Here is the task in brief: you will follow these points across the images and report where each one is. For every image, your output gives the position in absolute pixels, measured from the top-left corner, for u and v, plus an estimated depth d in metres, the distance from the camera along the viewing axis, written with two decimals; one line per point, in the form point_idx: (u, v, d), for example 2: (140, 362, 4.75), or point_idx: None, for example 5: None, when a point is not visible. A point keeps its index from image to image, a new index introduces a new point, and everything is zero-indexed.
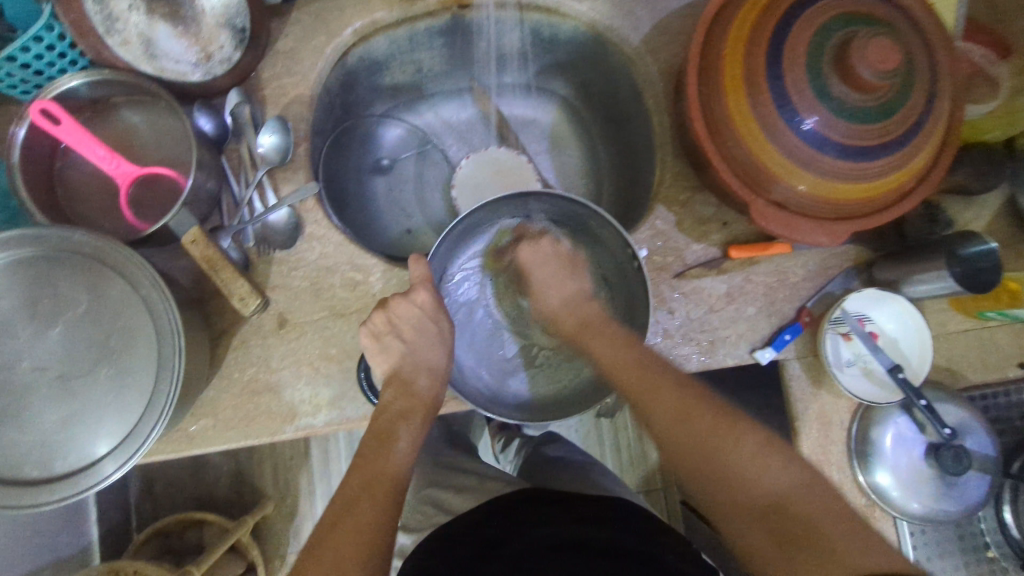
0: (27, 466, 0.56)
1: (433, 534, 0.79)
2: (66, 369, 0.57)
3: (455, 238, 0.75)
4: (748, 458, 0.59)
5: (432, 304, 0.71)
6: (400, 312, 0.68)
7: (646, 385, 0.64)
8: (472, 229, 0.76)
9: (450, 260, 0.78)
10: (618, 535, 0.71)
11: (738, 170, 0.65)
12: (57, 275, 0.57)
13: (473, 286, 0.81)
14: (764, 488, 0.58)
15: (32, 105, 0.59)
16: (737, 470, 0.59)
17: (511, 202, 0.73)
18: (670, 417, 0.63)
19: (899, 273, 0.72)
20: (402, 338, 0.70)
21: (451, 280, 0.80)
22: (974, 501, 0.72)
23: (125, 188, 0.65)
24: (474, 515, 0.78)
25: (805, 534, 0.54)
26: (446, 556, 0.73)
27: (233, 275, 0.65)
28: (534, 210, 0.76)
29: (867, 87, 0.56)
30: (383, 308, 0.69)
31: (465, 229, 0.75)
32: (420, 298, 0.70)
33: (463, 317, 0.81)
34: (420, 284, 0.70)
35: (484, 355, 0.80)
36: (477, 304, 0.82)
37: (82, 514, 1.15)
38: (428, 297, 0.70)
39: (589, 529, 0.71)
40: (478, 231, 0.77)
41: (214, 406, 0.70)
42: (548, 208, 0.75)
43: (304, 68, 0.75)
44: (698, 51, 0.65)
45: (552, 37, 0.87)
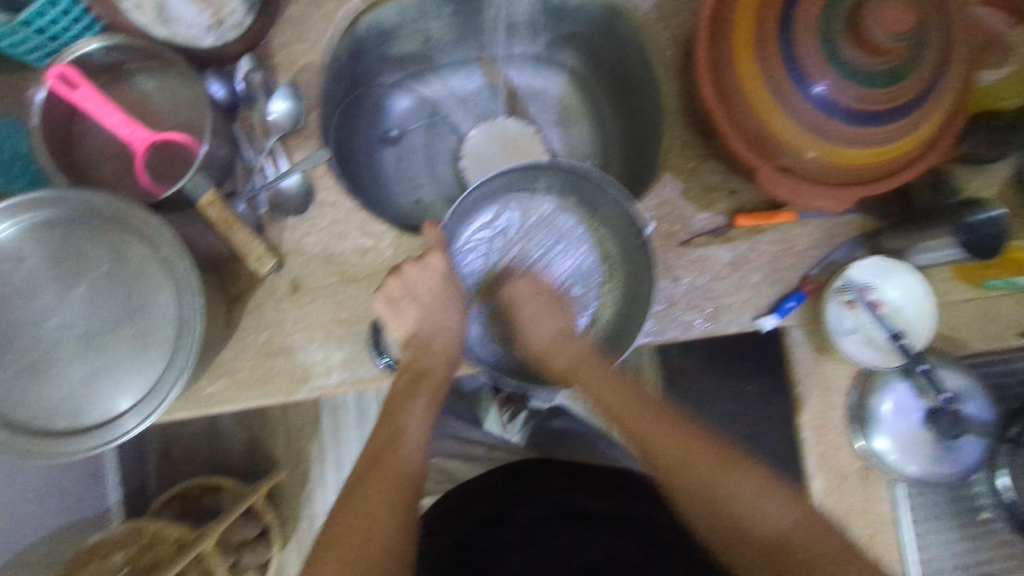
0: (56, 418, 0.59)
1: (440, 499, 0.83)
2: (90, 327, 0.60)
3: (468, 204, 0.77)
4: (750, 499, 0.65)
5: (445, 268, 0.72)
6: (411, 276, 0.70)
7: (647, 419, 0.70)
8: (483, 197, 0.78)
9: (461, 230, 0.79)
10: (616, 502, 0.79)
11: (746, 136, 0.66)
12: (79, 236, 0.59)
13: (483, 257, 0.82)
14: (770, 526, 0.64)
15: (50, 70, 0.62)
16: (740, 511, 0.65)
17: (515, 170, 0.76)
18: (669, 446, 0.69)
19: (904, 241, 0.72)
20: (418, 303, 0.71)
21: (461, 250, 0.81)
22: (968, 465, 0.73)
23: (141, 154, 0.67)
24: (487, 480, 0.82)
25: (803, 560, 0.62)
26: (461, 517, 0.80)
27: (247, 235, 0.67)
28: (542, 180, 0.79)
29: (877, 50, 0.56)
30: (395, 274, 0.70)
31: (477, 196, 0.77)
32: (432, 263, 0.71)
33: (472, 287, 0.82)
34: (433, 249, 0.71)
35: (490, 326, 0.81)
36: (485, 276, 0.82)
37: (103, 477, 1.19)
38: (441, 261, 0.72)
39: (598, 504, 0.78)
40: (487, 199, 0.79)
41: (230, 367, 0.72)
42: (555, 178, 0.78)
43: (313, 35, 0.75)
44: (709, 16, 0.65)
45: (561, 5, 0.86)
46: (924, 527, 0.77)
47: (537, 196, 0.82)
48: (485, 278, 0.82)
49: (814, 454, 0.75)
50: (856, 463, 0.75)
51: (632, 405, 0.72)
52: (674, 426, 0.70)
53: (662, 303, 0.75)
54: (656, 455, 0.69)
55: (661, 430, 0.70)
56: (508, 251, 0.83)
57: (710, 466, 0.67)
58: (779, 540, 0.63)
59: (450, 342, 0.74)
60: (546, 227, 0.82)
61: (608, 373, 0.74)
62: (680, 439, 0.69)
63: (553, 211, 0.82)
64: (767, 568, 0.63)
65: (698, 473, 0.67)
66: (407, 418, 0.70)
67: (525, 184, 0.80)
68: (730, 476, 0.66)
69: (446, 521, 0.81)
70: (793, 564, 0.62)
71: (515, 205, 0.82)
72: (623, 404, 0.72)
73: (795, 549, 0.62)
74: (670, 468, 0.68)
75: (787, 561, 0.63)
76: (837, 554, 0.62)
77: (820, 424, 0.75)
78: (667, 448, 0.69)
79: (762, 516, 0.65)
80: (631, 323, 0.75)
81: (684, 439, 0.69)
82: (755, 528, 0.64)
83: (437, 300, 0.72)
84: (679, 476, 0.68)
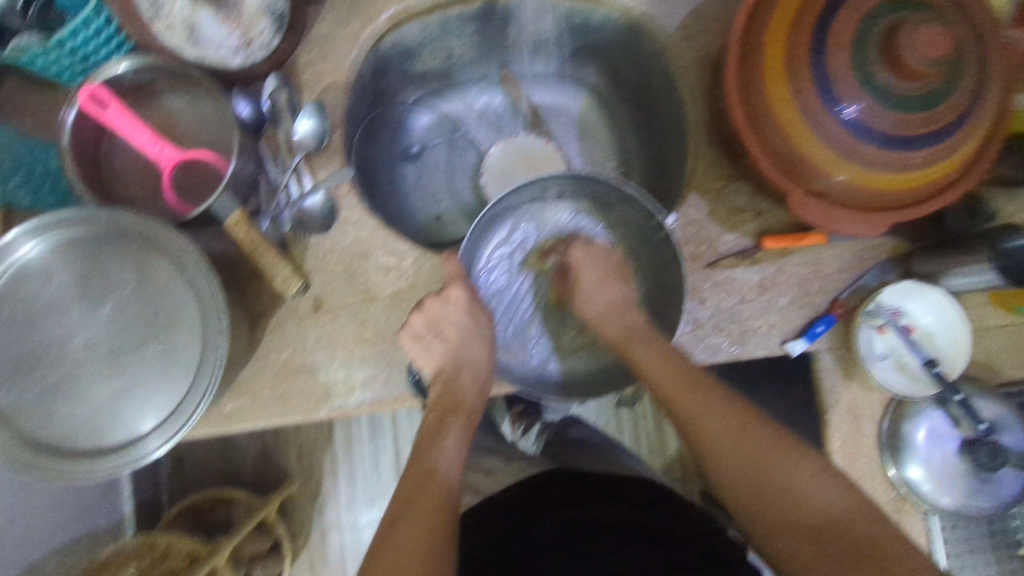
0: (79, 438, 0.58)
1: (468, 514, 0.87)
2: (114, 347, 0.59)
3: (481, 226, 0.75)
4: (808, 478, 0.61)
5: (465, 300, 0.73)
6: (435, 311, 0.71)
7: (698, 395, 0.66)
8: (495, 216, 0.77)
9: (477, 251, 0.78)
10: (634, 509, 0.77)
11: (775, 160, 0.64)
12: (106, 255, 0.59)
13: (505, 272, 0.81)
14: (826, 509, 0.60)
15: (82, 88, 0.63)
16: (800, 487, 0.61)
17: (526, 187, 0.75)
18: (722, 429, 0.65)
19: (939, 266, 0.70)
20: (441, 335, 0.72)
21: (480, 271, 0.80)
22: (1008, 498, 0.71)
23: (168, 172, 0.68)
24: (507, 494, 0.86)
25: (871, 555, 0.57)
26: (485, 527, 0.82)
27: (275, 258, 0.66)
28: (551, 189, 0.78)
29: (914, 74, 0.54)
30: (420, 309, 0.71)
31: (489, 216, 0.76)
32: (453, 295, 0.72)
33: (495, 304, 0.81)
34: (454, 281, 0.72)
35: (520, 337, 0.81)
36: (507, 289, 0.82)
37: (118, 489, 1.19)
38: (461, 292, 0.72)
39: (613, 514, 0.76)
40: (499, 217, 0.78)
41: (251, 385, 0.72)
42: (564, 185, 0.77)
43: (339, 55, 0.75)
44: (738, 38, 0.64)
45: (585, 23, 0.86)
46: (961, 561, 0.74)
47: (553, 205, 0.80)
48: (509, 291, 0.82)
49: (844, 484, 0.73)
50: (888, 494, 0.73)
51: (682, 377, 0.67)
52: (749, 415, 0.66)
53: (688, 325, 0.74)
54: (705, 433, 0.65)
55: (718, 415, 0.66)
56: (531, 264, 0.82)
57: (758, 444, 0.63)
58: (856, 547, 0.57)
59: (478, 372, 0.75)
60: (566, 233, 0.81)
61: (657, 346, 0.70)
62: (729, 417, 0.65)
63: (571, 216, 0.81)
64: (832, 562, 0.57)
65: (753, 442, 0.64)
66: (441, 441, 0.69)
67: (535, 195, 0.78)
68: (785, 458, 0.63)
69: (474, 533, 0.81)
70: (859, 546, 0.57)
71: (531, 217, 0.81)
72: (668, 370, 0.67)
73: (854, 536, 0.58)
74: (718, 443, 0.65)
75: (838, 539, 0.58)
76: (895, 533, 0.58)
77: (851, 453, 0.73)
78: (719, 434, 0.65)
79: (812, 515, 0.60)
80: (661, 331, 0.74)
81: (740, 414, 0.65)
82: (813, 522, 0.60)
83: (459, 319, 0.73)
84: (726, 460, 0.64)
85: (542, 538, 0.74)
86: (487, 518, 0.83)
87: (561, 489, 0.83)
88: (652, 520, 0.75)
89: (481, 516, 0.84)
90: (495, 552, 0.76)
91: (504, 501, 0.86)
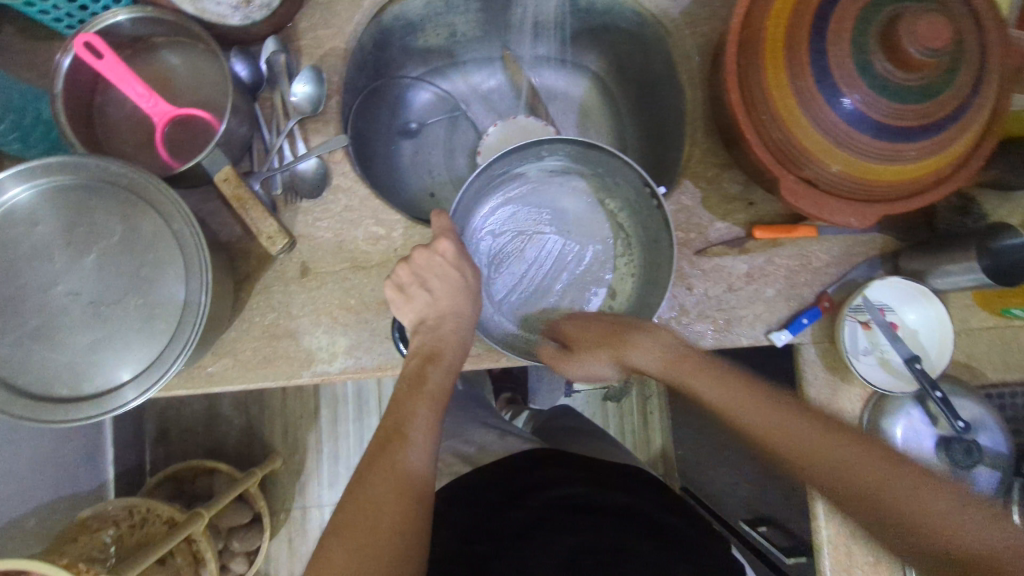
0: (57, 385, 0.58)
1: (446, 488, 0.84)
2: (98, 297, 0.59)
3: (475, 190, 0.74)
4: (860, 467, 0.52)
5: (453, 253, 0.70)
6: (421, 262, 0.69)
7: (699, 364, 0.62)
8: (490, 181, 0.76)
9: (471, 217, 0.78)
10: (608, 494, 0.77)
11: (770, 146, 0.64)
12: (93, 205, 0.59)
13: (499, 243, 0.81)
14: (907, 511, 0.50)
15: (76, 37, 0.60)
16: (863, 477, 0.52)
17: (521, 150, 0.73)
18: (716, 384, 0.61)
19: (928, 263, 0.71)
20: (429, 289, 0.70)
21: (474, 237, 0.80)
22: (981, 496, 0.71)
23: (162, 127, 0.67)
24: (487, 472, 0.85)
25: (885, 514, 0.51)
26: (463, 505, 0.80)
27: (262, 213, 0.65)
28: (547, 157, 0.77)
29: (913, 65, 0.54)
30: (406, 261, 0.70)
31: (484, 181, 0.75)
32: (442, 247, 0.70)
33: (488, 271, 0.81)
34: (443, 234, 0.70)
35: (512, 305, 0.80)
36: (499, 255, 0.81)
37: (100, 454, 1.19)
38: (450, 246, 0.70)
39: (598, 492, 0.77)
40: (494, 182, 0.77)
41: (233, 346, 0.71)
42: (561, 153, 0.76)
43: (340, 21, 0.75)
44: (739, 23, 0.64)
45: (589, 7, 0.86)
46: None
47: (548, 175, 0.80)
48: (501, 263, 0.81)
49: None
50: None
51: (674, 361, 0.63)
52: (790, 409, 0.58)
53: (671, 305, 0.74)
54: (751, 430, 0.58)
55: (742, 398, 0.59)
56: (524, 232, 0.81)
57: (836, 451, 0.54)
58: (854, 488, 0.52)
59: (460, 325, 0.71)
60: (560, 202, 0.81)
61: (650, 336, 0.66)
62: (737, 394, 0.60)
63: (567, 188, 0.81)
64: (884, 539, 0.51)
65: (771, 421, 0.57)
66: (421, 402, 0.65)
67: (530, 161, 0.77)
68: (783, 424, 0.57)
69: (451, 510, 0.79)
70: (885, 511, 0.51)
71: (527, 187, 0.81)
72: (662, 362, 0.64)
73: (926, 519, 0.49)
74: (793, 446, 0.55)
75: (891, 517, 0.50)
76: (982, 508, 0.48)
77: None
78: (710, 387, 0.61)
79: (883, 510, 0.51)
80: (653, 299, 0.73)
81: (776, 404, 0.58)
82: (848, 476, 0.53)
83: (449, 275, 0.71)
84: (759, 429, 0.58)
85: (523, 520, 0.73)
86: (466, 496, 0.81)
87: (544, 469, 0.83)
88: (635, 503, 0.76)
89: (459, 490, 0.83)
90: (479, 529, 0.74)
91: (485, 478, 0.84)
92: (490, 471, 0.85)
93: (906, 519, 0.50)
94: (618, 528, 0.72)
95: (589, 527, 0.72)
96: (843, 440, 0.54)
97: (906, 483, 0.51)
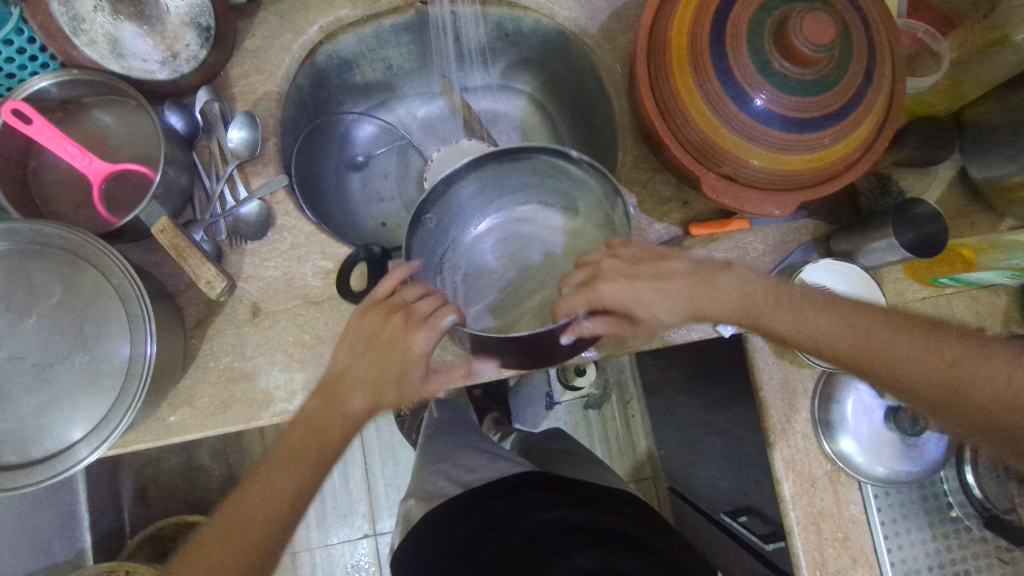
0: (5, 452, 0.58)
1: (427, 514, 0.79)
2: (42, 359, 0.59)
3: (474, 205, 0.80)
4: (849, 311, 0.61)
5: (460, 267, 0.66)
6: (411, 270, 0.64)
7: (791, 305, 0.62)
8: (490, 201, 0.81)
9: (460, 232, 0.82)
10: (593, 514, 0.76)
11: (688, 146, 0.67)
12: (32, 268, 0.59)
13: (476, 263, 0.84)
14: (900, 363, 0.59)
15: (3, 105, 0.61)
16: (867, 338, 0.60)
17: (510, 171, 0.75)
18: (788, 322, 0.62)
19: (856, 243, 0.73)
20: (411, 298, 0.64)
21: (456, 253, 0.83)
22: (933, 460, 0.74)
23: (99, 184, 0.68)
24: (465, 495, 0.80)
25: (971, 405, 0.57)
26: (447, 527, 0.76)
27: (201, 259, 0.65)
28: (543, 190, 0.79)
29: (807, 60, 0.58)
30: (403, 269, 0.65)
31: (486, 197, 0.80)
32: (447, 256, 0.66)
33: (460, 286, 0.83)
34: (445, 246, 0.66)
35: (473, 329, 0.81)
36: (476, 277, 0.83)
37: (75, 521, 1.15)
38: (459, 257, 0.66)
39: (591, 515, 0.76)
40: (490, 205, 0.82)
41: (191, 395, 0.71)
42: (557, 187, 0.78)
43: (272, 66, 0.77)
44: (646, 34, 0.68)
45: (516, 30, 0.89)
46: (895, 529, 0.75)
47: (546, 208, 0.84)
48: (475, 282, 0.83)
49: (782, 459, 0.75)
50: (823, 465, 0.75)
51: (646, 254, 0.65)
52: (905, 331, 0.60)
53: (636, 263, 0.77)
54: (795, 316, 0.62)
55: (822, 306, 0.62)
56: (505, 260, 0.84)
57: (951, 351, 0.58)
58: (848, 345, 0.60)
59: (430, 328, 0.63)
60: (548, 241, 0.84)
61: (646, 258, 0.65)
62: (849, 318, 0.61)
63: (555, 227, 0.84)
64: (948, 414, 0.58)
65: (851, 318, 0.61)
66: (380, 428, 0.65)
67: (528, 192, 0.81)
68: (827, 308, 0.62)
69: (434, 529, 0.77)
70: (952, 389, 0.58)
71: (519, 218, 0.84)
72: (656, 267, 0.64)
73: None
74: (815, 328, 0.61)
75: (959, 396, 0.57)
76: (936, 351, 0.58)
77: (785, 428, 0.75)
78: (814, 309, 0.62)
79: (838, 322, 0.61)
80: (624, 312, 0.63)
81: (827, 302, 0.62)
82: (899, 365, 0.59)
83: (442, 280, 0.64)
84: (906, 364, 0.59)
85: (513, 538, 0.72)
86: (449, 515, 0.77)
87: (534, 492, 0.79)
88: (626, 525, 0.75)
89: (444, 511, 0.78)
90: (471, 552, 0.72)
91: (470, 499, 0.79)
92: (476, 494, 0.79)
93: (879, 359, 0.60)
94: (600, 538, 0.72)
95: (570, 546, 0.70)
96: (949, 354, 0.58)
97: (886, 333, 0.60)
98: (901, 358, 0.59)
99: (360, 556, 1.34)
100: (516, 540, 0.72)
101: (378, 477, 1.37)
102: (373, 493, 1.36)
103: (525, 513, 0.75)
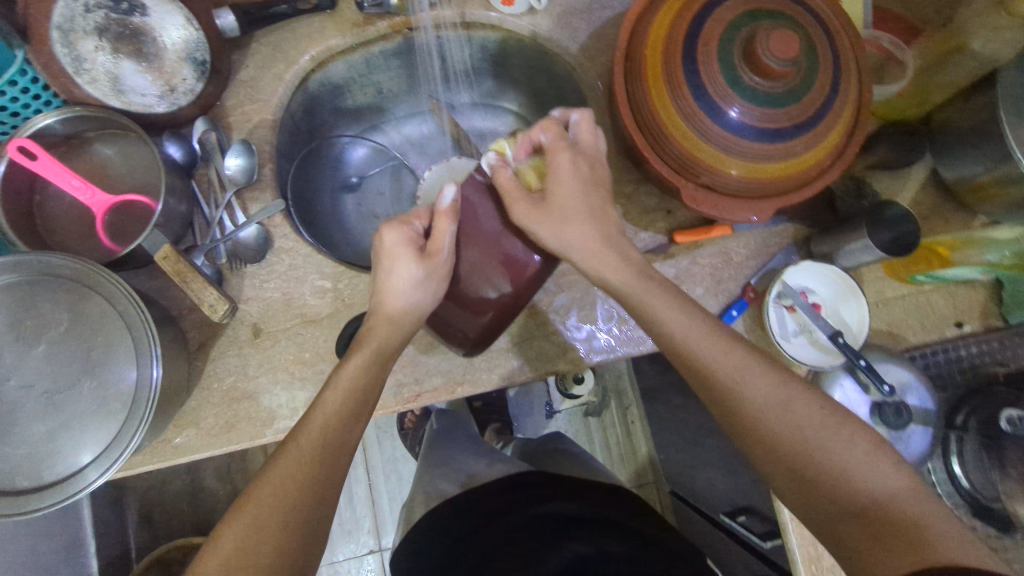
0: (17, 478, 0.60)
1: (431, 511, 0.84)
2: (51, 386, 0.61)
3: None
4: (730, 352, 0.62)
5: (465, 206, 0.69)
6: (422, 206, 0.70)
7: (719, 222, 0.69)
8: None
9: None
10: (596, 508, 0.77)
11: (668, 160, 0.70)
12: (40, 299, 0.62)
13: None
14: (760, 407, 0.59)
15: (9, 143, 0.64)
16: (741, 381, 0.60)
17: None
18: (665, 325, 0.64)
19: (832, 245, 0.77)
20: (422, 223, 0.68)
21: None
22: (916, 454, 0.74)
23: (101, 216, 0.71)
24: (472, 493, 0.83)
25: (815, 474, 0.56)
26: (450, 525, 0.79)
27: (203, 284, 0.68)
28: None
29: (775, 74, 0.61)
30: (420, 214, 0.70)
31: None
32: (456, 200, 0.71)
33: None
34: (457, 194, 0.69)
35: None
36: None
37: (82, 548, 1.15)
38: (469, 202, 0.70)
39: (594, 509, 0.76)
40: None
41: (196, 416, 0.73)
42: None
43: (266, 95, 0.80)
44: (623, 55, 0.71)
45: (500, 51, 0.92)
46: None
47: None
48: None
49: None
50: None
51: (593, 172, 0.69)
52: (754, 361, 0.62)
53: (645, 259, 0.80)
54: (668, 332, 0.64)
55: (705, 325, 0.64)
56: None
57: (817, 411, 0.58)
58: (707, 367, 0.62)
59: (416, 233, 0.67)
60: None
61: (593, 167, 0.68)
62: (708, 335, 0.63)
63: None
64: (793, 484, 0.57)
65: (729, 354, 0.62)
66: None
67: None
68: (715, 343, 0.63)
69: (439, 528, 0.79)
70: (792, 448, 0.57)
71: None
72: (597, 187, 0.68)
73: (904, 517, 0.51)
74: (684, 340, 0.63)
75: (804, 467, 0.56)
76: (810, 411, 0.58)
77: None
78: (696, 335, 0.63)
79: (721, 356, 0.62)
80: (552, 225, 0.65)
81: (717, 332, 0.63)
82: (758, 409, 0.59)
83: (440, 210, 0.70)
84: (763, 402, 0.59)
85: (507, 530, 0.73)
86: (454, 513, 0.81)
87: (541, 489, 0.80)
88: (624, 518, 0.75)
89: (449, 508, 0.82)
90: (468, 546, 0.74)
91: (474, 497, 0.83)
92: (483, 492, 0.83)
93: (736, 393, 0.60)
94: (602, 530, 0.72)
95: (568, 533, 0.71)
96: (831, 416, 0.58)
97: (757, 375, 0.60)
98: (764, 403, 0.59)
99: (367, 571, 1.35)
100: (510, 535, 0.72)
101: (382, 491, 1.38)
102: (378, 507, 1.37)
103: (524, 506, 0.77)
